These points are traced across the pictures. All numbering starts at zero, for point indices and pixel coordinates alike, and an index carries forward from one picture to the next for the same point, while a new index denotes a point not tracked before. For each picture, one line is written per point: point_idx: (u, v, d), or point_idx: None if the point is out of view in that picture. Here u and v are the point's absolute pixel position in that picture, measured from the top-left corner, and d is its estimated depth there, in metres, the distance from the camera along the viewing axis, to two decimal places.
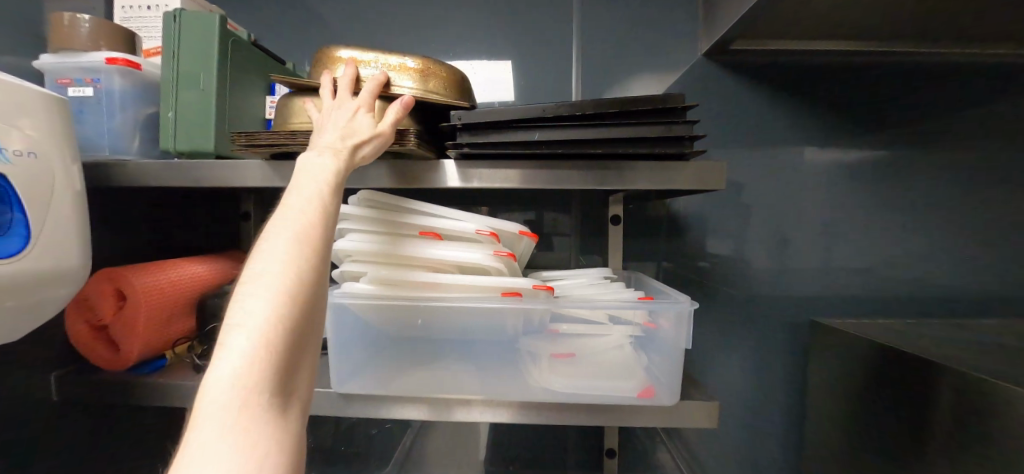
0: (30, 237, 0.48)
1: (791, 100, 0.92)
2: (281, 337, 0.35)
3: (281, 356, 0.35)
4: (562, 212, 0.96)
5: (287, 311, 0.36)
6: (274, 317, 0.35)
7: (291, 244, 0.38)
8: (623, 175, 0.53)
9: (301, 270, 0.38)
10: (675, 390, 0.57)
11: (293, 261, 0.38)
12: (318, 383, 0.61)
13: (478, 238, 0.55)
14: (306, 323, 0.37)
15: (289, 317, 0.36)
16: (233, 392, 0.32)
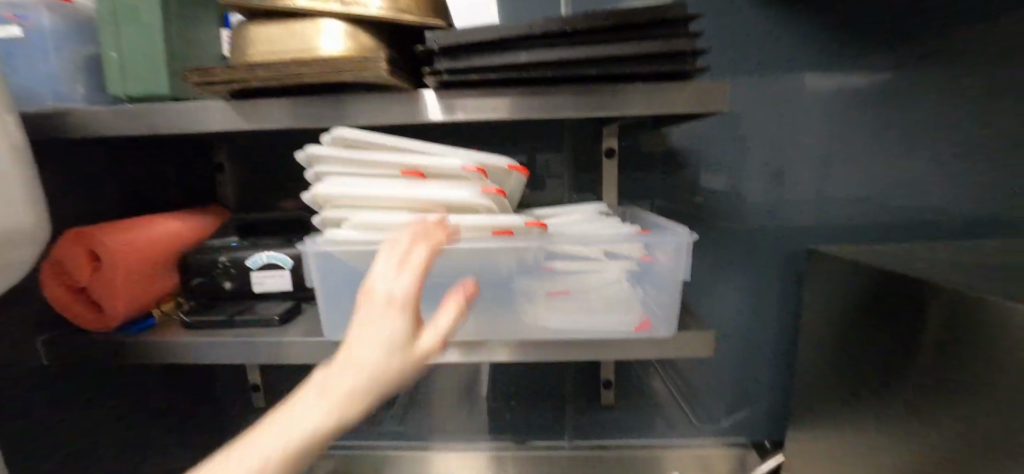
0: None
1: (795, 16, 0.86)
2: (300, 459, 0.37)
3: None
4: (553, 150, 0.92)
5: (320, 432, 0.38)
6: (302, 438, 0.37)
7: (352, 368, 0.40)
8: (618, 99, 0.50)
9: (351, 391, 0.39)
10: (671, 321, 0.57)
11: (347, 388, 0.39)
12: (312, 333, 0.61)
13: (464, 175, 0.52)
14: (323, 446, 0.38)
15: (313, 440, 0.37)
16: None
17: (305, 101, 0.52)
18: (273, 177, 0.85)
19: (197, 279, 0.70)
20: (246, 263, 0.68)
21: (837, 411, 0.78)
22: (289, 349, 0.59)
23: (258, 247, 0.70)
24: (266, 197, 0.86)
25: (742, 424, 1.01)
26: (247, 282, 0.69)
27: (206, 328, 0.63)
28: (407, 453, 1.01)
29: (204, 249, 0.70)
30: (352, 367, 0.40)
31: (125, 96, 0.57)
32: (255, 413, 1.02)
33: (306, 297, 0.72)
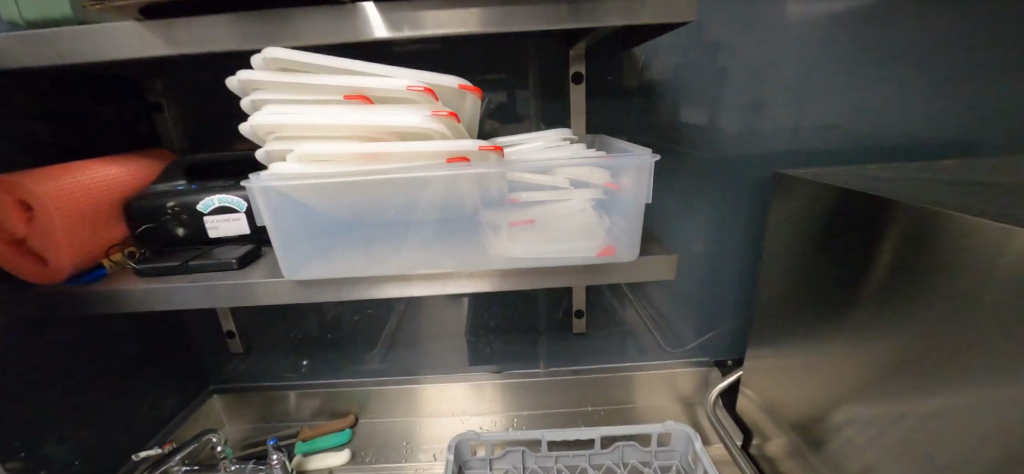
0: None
1: None
2: None
3: None
4: (518, 77, 0.86)
5: None
6: None
7: None
8: (578, 8, 0.46)
9: None
10: (634, 245, 0.57)
11: None
12: (275, 274, 0.59)
13: (412, 97, 0.49)
14: None
15: None
16: None
17: (229, 19, 0.46)
18: (217, 116, 0.79)
19: (147, 225, 0.66)
20: (197, 207, 0.65)
21: (794, 326, 0.82)
22: (250, 290, 0.58)
23: (209, 190, 0.66)
24: (213, 138, 0.80)
25: (707, 345, 1.06)
26: (201, 227, 0.66)
27: (162, 275, 0.62)
28: (389, 389, 1.05)
29: (148, 194, 0.66)
30: None
31: (24, 21, 0.50)
32: (233, 359, 1.03)
33: (266, 240, 0.69)
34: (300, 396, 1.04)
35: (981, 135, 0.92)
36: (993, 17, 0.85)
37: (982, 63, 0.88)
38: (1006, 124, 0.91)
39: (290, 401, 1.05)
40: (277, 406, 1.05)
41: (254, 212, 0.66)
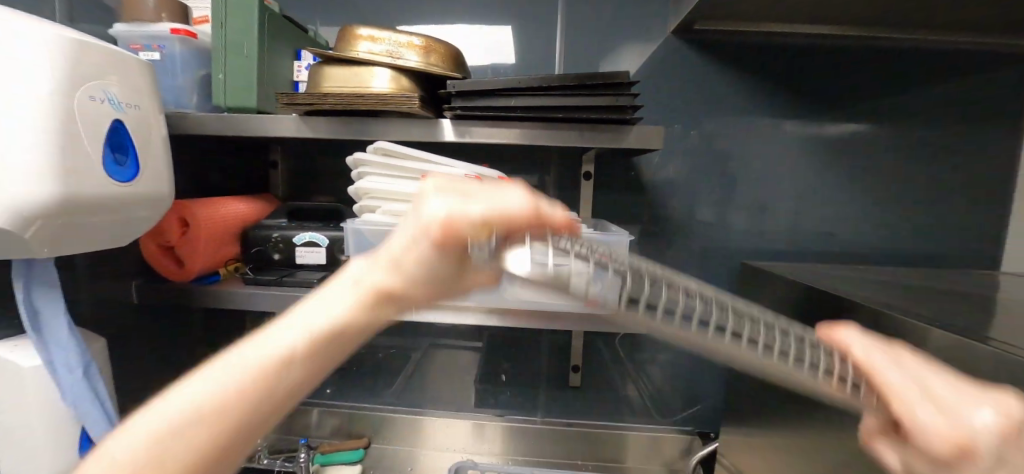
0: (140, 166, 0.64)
1: (750, 77, 1.05)
2: (248, 397, 0.40)
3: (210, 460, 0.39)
4: (543, 169, 1.10)
5: (250, 393, 0.40)
6: (215, 408, 0.39)
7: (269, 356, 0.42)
8: (581, 135, 0.69)
9: (281, 374, 0.42)
10: (614, 301, 0.76)
11: (250, 408, 0.40)
12: (344, 294, 0.79)
13: (466, 181, 0.71)
14: (246, 423, 0.40)
15: (236, 418, 0.40)
16: (161, 418, 0.38)
17: (358, 121, 0.71)
18: (315, 177, 1.04)
19: (254, 248, 0.89)
20: (294, 240, 0.87)
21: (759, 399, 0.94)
22: None
23: (304, 228, 0.89)
24: (307, 192, 1.05)
25: (690, 415, 1.17)
26: (293, 254, 0.88)
27: (260, 285, 0.82)
28: (400, 418, 1.18)
29: (260, 226, 0.89)
30: (238, 379, 0.40)
31: (225, 107, 0.77)
32: None
33: (337, 270, 0.90)
34: (323, 413, 1.19)
35: (933, 256, 1.08)
36: (935, 161, 1.05)
37: (929, 195, 1.06)
38: (954, 248, 1.07)
39: (313, 416, 1.19)
40: (301, 419, 1.19)
41: (333, 248, 0.88)
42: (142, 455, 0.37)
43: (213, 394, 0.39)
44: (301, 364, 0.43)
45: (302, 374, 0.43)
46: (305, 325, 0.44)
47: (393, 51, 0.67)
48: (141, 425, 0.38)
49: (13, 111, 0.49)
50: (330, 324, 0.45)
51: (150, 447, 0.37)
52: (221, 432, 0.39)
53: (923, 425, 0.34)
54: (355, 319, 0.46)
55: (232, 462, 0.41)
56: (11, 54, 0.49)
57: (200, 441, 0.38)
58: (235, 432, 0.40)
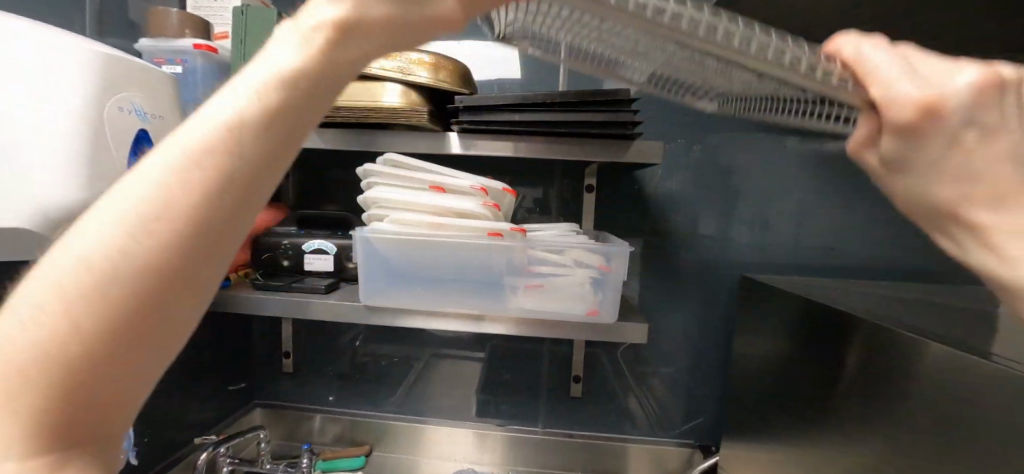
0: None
1: None
2: (228, 165, 0.27)
3: (212, 203, 0.27)
4: (547, 181, 1.12)
5: (175, 200, 0.26)
6: (127, 251, 0.25)
7: (215, 128, 0.27)
8: (582, 148, 0.72)
9: (178, 192, 0.26)
10: (615, 312, 0.77)
11: (188, 185, 0.26)
12: (349, 300, 0.81)
13: (471, 192, 0.73)
14: (218, 201, 0.27)
15: (179, 218, 0.26)
16: (136, 195, 0.26)
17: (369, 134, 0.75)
18: (325, 186, 1.07)
19: (264, 254, 0.91)
20: (303, 247, 0.90)
21: (758, 412, 0.95)
22: (332, 308, 0.80)
23: (313, 235, 0.92)
24: (317, 200, 1.08)
25: (691, 428, 1.16)
26: (301, 261, 0.90)
27: (269, 291, 0.84)
28: (401, 426, 1.19)
29: (270, 233, 0.92)
30: (173, 166, 0.26)
31: None
32: (278, 378, 1.22)
33: (345, 277, 0.92)
34: (325, 419, 1.20)
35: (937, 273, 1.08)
36: None
37: None
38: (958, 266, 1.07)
39: (315, 422, 1.20)
40: (303, 425, 1.20)
41: (341, 256, 0.90)
42: (48, 308, 0.25)
43: (130, 207, 0.26)
44: (246, 159, 0.28)
45: (250, 172, 0.28)
46: (225, 115, 0.27)
47: (404, 67, 0.69)
48: (42, 278, 0.25)
49: (14, 111, 0.51)
50: (276, 78, 0.28)
51: (56, 316, 0.25)
52: (155, 264, 0.26)
53: (901, 96, 0.32)
54: (316, 71, 0.29)
55: (185, 310, 0.28)
56: (12, 54, 0.51)
57: (119, 272, 0.25)
58: (157, 263, 0.26)
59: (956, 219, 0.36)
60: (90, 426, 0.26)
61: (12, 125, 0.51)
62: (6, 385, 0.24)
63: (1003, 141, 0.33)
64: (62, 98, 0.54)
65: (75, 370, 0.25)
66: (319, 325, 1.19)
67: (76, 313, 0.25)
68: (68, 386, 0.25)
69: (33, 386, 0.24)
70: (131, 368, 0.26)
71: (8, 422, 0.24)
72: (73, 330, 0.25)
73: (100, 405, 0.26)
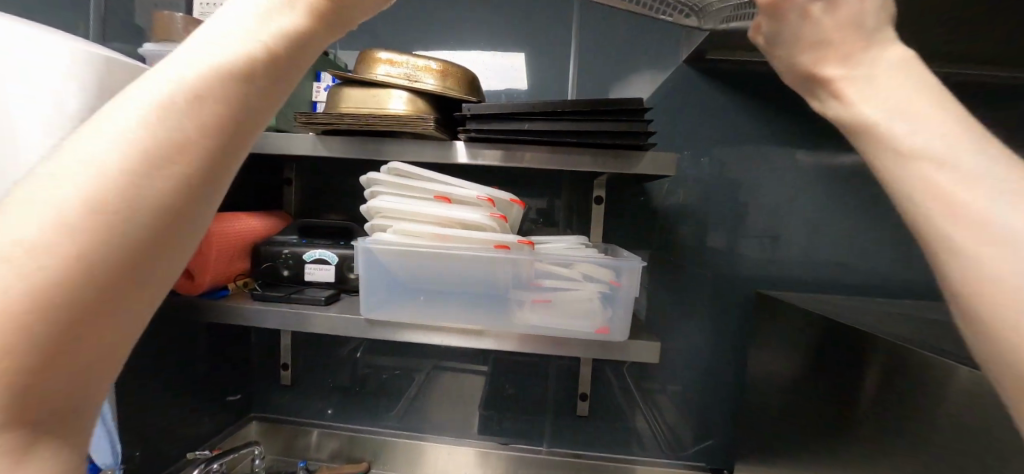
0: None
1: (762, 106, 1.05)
2: (230, 94, 0.32)
3: (219, 129, 0.32)
4: (554, 192, 1.10)
5: (184, 123, 0.30)
6: (138, 164, 0.29)
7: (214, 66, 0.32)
8: (594, 160, 0.70)
9: (184, 116, 0.30)
10: (625, 330, 0.73)
11: (193, 114, 0.31)
12: (349, 313, 0.78)
13: (478, 202, 0.71)
14: (224, 130, 0.32)
15: (191, 139, 0.30)
16: (146, 116, 0.30)
17: (374, 141, 0.73)
18: (328, 194, 1.06)
19: (264, 264, 0.89)
20: (303, 256, 0.87)
21: (772, 435, 0.90)
22: (331, 321, 0.77)
23: (314, 245, 0.90)
24: (320, 209, 1.06)
25: (701, 450, 1.12)
26: (301, 271, 0.88)
27: (267, 302, 0.82)
28: (400, 443, 1.15)
29: (271, 242, 0.90)
30: (180, 94, 0.30)
31: None
32: (276, 390, 1.19)
33: (346, 288, 0.90)
34: (322, 434, 1.16)
35: None
36: None
37: None
38: None
39: (312, 437, 1.16)
40: (300, 440, 1.16)
41: (342, 266, 0.88)
42: (67, 199, 0.27)
43: (143, 114, 0.30)
44: (244, 81, 0.33)
45: (249, 92, 0.33)
46: (228, 44, 0.33)
47: (410, 75, 0.68)
48: (54, 179, 0.28)
49: (12, 111, 0.52)
50: (281, 33, 0.35)
51: (68, 222, 0.27)
52: (164, 165, 0.29)
53: None
54: (305, 29, 0.36)
55: (189, 219, 0.31)
56: (10, 54, 0.51)
57: (135, 169, 0.29)
58: (167, 161, 0.29)
59: (822, 81, 0.45)
60: (97, 323, 0.28)
61: (11, 125, 0.51)
62: (33, 282, 0.26)
63: (845, 11, 0.41)
64: (54, 100, 0.53)
65: (92, 261, 0.27)
66: (319, 336, 1.16)
67: (92, 205, 0.27)
68: (86, 272, 0.27)
69: (52, 273, 0.26)
70: (137, 268, 0.29)
71: (27, 310, 0.26)
72: (89, 220, 0.27)
73: (108, 299, 0.28)
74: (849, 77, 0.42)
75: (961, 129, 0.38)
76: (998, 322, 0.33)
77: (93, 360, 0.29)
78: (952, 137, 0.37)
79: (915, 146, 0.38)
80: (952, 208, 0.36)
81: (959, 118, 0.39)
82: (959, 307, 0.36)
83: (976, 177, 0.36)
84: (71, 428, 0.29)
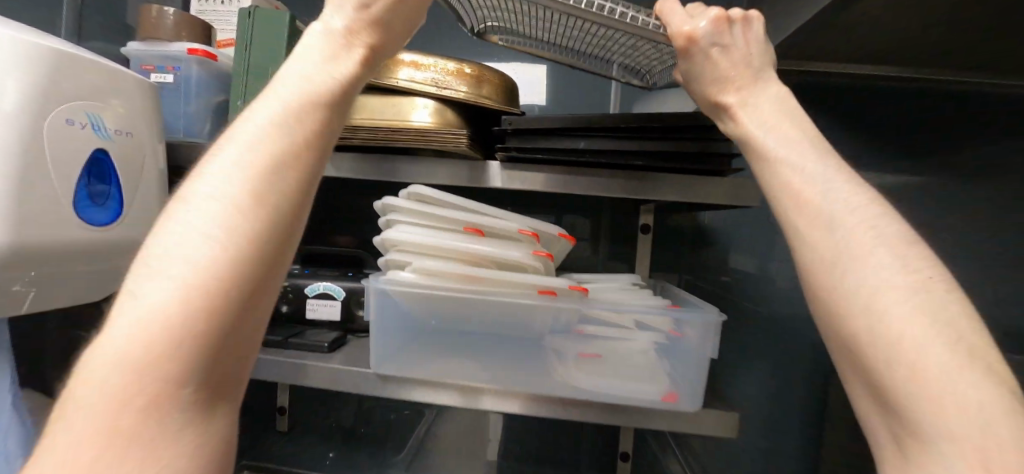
0: (121, 195, 0.54)
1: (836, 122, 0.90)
2: (307, 129, 0.40)
3: (303, 154, 0.40)
4: (593, 216, 0.97)
5: (278, 156, 0.38)
6: (252, 191, 0.37)
7: (291, 111, 0.40)
8: (662, 187, 0.58)
9: (279, 150, 0.39)
10: (697, 397, 0.59)
11: (282, 146, 0.39)
12: (356, 363, 0.66)
13: (518, 237, 0.57)
14: (306, 156, 0.40)
15: (285, 164, 0.39)
16: (250, 157, 0.38)
17: (394, 161, 0.61)
18: (337, 216, 0.94)
19: None
20: (305, 290, 0.76)
21: None
22: (334, 376, 0.64)
23: (317, 277, 0.78)
24: (327, 232, 0.94)
25: None
26: (302, 307, 0.76)
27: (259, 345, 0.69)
28: None
29: None
30: (268, 138, 0.39)
31: None
32: (274, 435, 1.06)
33: (351, 329, 0.77)
34: None
35: None
36: None
37: None
38: None
39: None
40: None
41: (349, 302, 0.76)
42: (229, 200, 0.36)
43: (259, 140, 0.39)
44: (323, 110, 0.42)
45: (321, 120, 0.41)
46: (312, 84, 0.42)
47: (439, 80, 0.56)
48: (202, 203, 0.36)
49: None
50: (332, 79, 0.43)
51: (211, 243, 0.35)
52: (286, 170, 0.38)
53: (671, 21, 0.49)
54: (355, 73, 0.44)
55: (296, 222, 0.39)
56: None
57: (258, 182, 0.37)
58: (287, 169, 0.38)
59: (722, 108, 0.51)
60: (250, 293, 0.36)
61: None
62: (190, 287, 0.34)
63: (737, 55, 0.49)
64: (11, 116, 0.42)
65: (249, 243, 0.36)
66: None
67: (246, 202, 0.36)
68: (244, 253, 0.35)
69: (224, 253, 0.35)
70: (267, 258, 0.37)
71: (195, 309, 0.33)
72: (243, 214, 0.36)
73: (253, 279, 0.36)
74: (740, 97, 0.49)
75: (812, 149, 0.44)
76: (843, 297, 0.38)
77: (253, 322, 0.37)
78: (800, 153, 0.44)
79: (781, 157, 0.44)
80: (803, 206, 0.42)
81: (814, 141, 0.45)
82: (811, 283, 0.41)
83: (818, 184, 0.42)
84: (231, 380, 0.37)
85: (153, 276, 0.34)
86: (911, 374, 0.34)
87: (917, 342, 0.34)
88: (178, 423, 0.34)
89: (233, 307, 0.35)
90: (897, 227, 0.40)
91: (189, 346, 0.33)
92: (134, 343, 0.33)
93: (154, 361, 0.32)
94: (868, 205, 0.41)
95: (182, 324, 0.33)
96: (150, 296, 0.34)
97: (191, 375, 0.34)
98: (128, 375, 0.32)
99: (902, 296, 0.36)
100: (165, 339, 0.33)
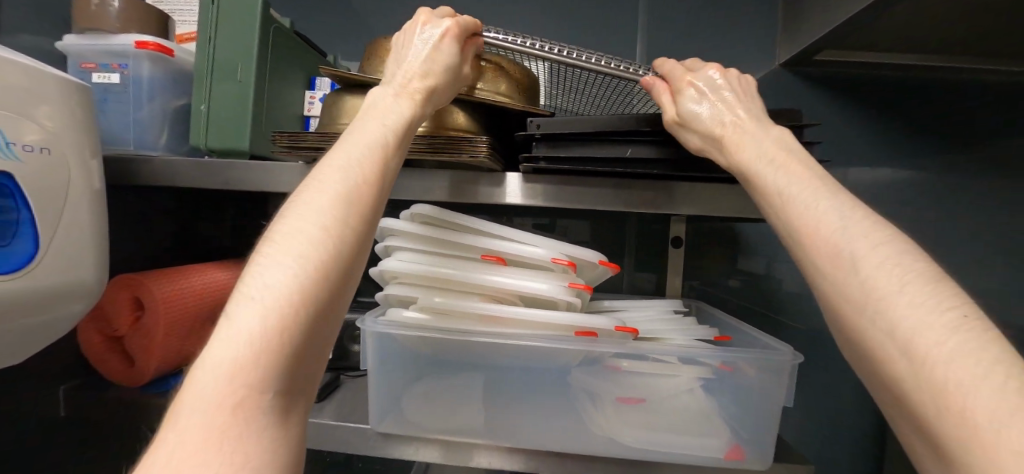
0: (36, 224, 0.41)
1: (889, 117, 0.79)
2: (376, 158, 0.36)
3: (377, 186, 0.36)
4: (615, 226, 0.87)
5: (352, 186, 0.34)
6: (325, 219, 0.32)
7: (365, 143, 0.37)
8: (718, 200, 0.49)
9: (357, 175, 0.35)
10: (767, 452, 0.48)
11: (354, 177, 0.34)
12: (349, 417, 0.55)
13: (549, 265, 0.48)
14: (377, 187, 0.36)
15: (360, 195, 0.34)
16: (323, 190, 0.33)
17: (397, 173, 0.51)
18: None
19: None
20: None
21: None
22: (324, 435, 0.54)
23: None
24: None
25: None
26: None
27: None
28: None
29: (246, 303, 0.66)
30: (338, 172, 0.34)
31: (205, 147, 0.56)
32: None
33: (344, 368, 0.66)
34: None
35: None
36: None
37: None
38: None
39: None
40: None
41: (342, 336, 0.65)
42: (315, 212, 0.32)
43: (331, 175, 0.34)
44: (391, 145, 0.38)
45: (388, 152, 0.37)
46: (383, 116, 0.39)
47: None
48: (275, 242, 0.31)
49: None
50: (399, 120, 0.39)
51: (286, 277, 0.29)
52: (366, 188, 0.34)
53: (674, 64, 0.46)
54: (412, 119, 0.40)
55: (363, 248, 0.34)
56: None
57: (330, 211, 0.32)
58: (369, 188, 0.35)
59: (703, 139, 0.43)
60: (327, 311, 0.30)
61: None
62: (264, 312, 0.28)
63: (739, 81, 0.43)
64: None
65: (331, 257, 0.31)
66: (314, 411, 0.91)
67: (330, 215, 0.32)
68: (327, 271, 0.31)
69: (309, 265, 0.30)
70: (337, 281, 0.31)
71: (271, 329, 0.28)
72: (329, 223, 0.32)
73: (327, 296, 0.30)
74: (733, 125, 0.41)
75: (806, 158, 0.38)
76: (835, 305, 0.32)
77: (326, 345, 0.31)
78: (785, 166, 0.38)
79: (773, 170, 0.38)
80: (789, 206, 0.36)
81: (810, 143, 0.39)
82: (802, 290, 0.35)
83: (829, 211, 0.34)
84: (300, 403, 0.30)
85: (240, 290, 0.29)
86: (956, 419, 0.25)
87: (924, 343, 0.27)
88: (262, 453, 0.26)
89: (313, 323, 0.29)
90: (923, 261, 0.31)
91: (272, 361, 0.27)
92: (221, 356, 0.27)
93: (245, 369, 0.27)
94: (885, 234, 0.32)
95: (272, 339, 0.27)
96: (232, 323, 0.28)
97: (274, 385, 0.27)
98: (210, 394, 0.26)
99: (940, 315, 0.28)
100: (242, 366, 0.27)
